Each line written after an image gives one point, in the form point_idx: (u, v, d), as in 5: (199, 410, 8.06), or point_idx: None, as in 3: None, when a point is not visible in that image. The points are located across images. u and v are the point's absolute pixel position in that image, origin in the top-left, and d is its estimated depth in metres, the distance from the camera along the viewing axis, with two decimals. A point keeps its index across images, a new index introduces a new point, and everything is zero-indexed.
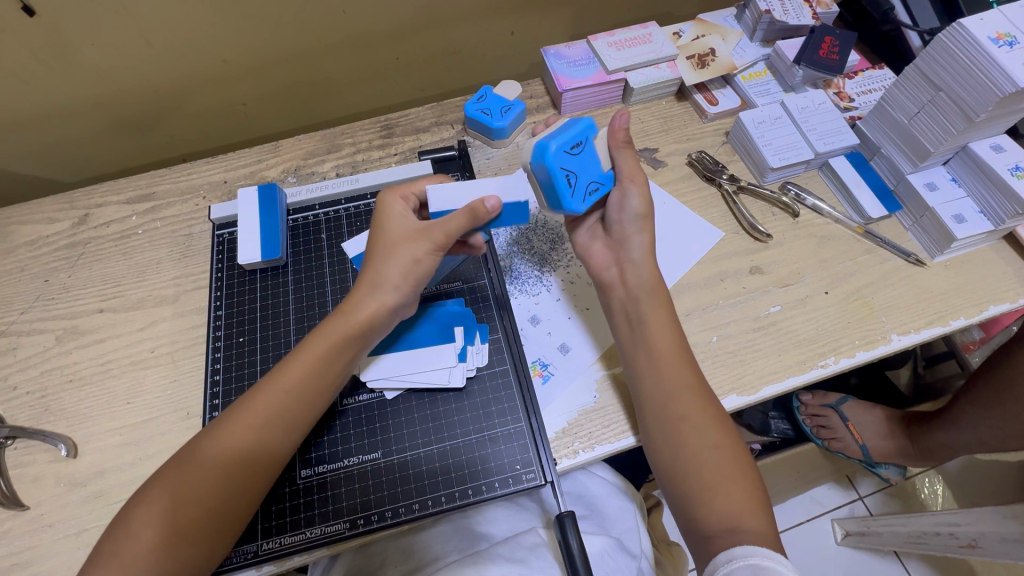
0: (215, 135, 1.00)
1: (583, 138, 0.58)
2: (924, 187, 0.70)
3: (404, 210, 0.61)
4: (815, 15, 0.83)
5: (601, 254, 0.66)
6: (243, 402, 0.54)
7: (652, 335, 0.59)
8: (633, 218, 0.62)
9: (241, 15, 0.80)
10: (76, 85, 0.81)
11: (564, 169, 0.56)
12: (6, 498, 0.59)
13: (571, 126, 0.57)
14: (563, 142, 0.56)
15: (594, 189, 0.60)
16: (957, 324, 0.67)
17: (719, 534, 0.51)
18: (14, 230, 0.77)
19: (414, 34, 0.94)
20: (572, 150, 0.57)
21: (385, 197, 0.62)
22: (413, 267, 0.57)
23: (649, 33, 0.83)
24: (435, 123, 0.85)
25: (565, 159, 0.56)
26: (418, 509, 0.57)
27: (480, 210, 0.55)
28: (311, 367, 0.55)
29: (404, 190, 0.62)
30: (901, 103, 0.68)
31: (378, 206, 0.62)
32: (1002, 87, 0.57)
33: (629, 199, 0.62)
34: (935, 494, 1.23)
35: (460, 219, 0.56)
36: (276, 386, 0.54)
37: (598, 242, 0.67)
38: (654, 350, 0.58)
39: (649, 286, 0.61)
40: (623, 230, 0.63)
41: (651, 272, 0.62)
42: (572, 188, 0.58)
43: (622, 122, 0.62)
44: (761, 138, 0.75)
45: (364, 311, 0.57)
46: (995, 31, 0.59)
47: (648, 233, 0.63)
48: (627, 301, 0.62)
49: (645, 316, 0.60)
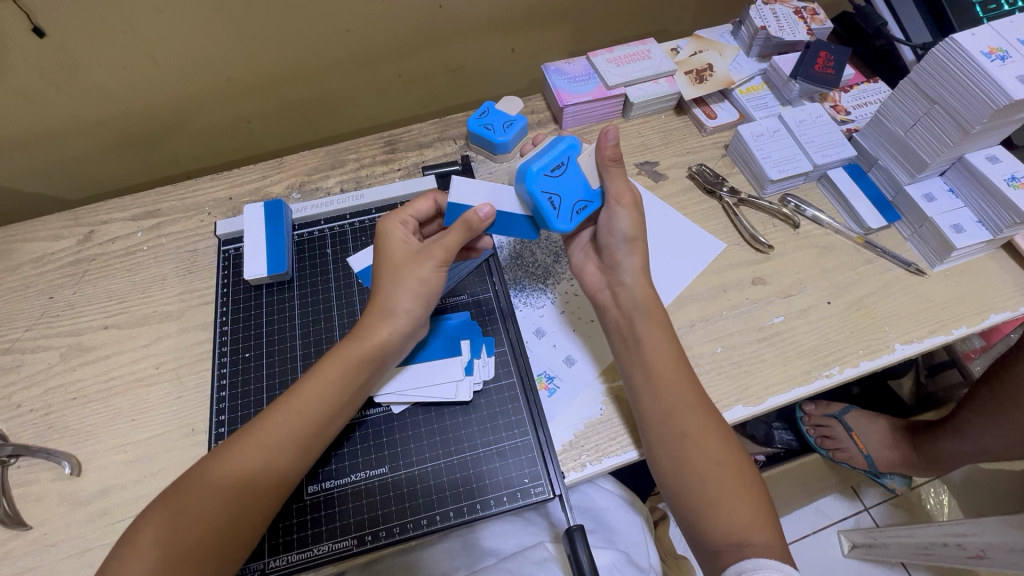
0: (219, 152, 1.01)
1: (565, 158, 0.59)
2: (922, 198, 0.71)
3: (404, 235, 0.62)
4: (810, 31, 0.85)
5: (594, 275, 0.67)
6: (256, 423, 0.54)
7: (649, 353, 0.59)
8: (623, 240, 0.62)
9: (247, 34, 0.81)
10: (83, 104, 0.82)
11: (545, 192, 0.58)
12: (9, 518, 0.59)
13: (552, 148, 0.59)
14: (543, 165, 0.57)
15: (580, 207, 0.60)
16: (959, 333, 0.67)
17: (727, 549, 0.51)
18: (18, 247, 0.77)
19: (417, 51, 0.95)
20: (552, 172, 0.58)
21: (385, 223, 0.63)
22: (421, 287, 0.58)
23: (647, 49, 0.85)
24: (438, 139, 0.86)
25: (545, 182, 0.58)
26: (425, 524, 0.57)
27: (474, 221, 0.57)
28: (325, 389, 0.55)
29: (402, 215, 0.63)
30: (897, 116, 0.70)
31: (379, 233, 0.62)
32: (995, 100, 0.58)
33: (617, 221, 0.62)
34: (941, 504, 1.23)
35: (457, 234, 0.57)
36: (289, 408, 0.54)
37: (591, 262, 0.67)
38: (650, 370, 0.58)
39: (642, 306, 0.61)
40: (612, 254, 0.64)
41: (644, 292, 0.62)
42: (556, 209, 0.59)
43: (610, 140, 0.58)
44: (760, 150, 0.76)
45: (378, 334, 0.57)
46: (988, 45, 0.60)
47: (638, 254, 0.63)
48: (621, 321, 0.62)
49: (639, 335, 0.60)
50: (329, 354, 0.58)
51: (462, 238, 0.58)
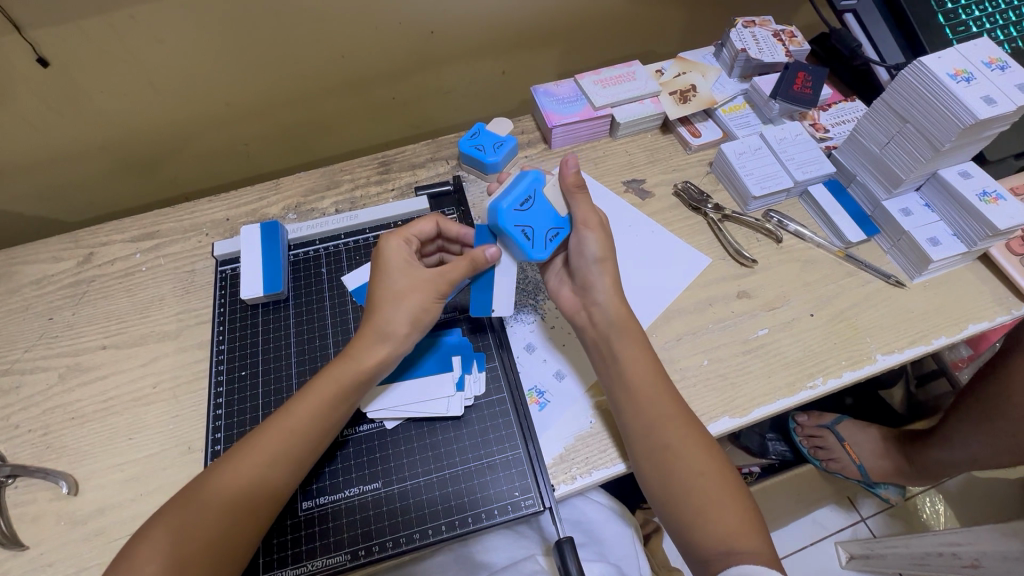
0: (217, 174, 1.03)
1: (530, 192, 0.63)
2: (899, 212, 0.73)
3: (406, 254, 0.63)
4: (789, 52, 0.88)
5: (570, 298, 0.68)
6: (249, 442, 0.55)
7: (626, 369, 0.60)
8: (592, 262, 0.64)
9: (244, 61, 0.84)
10: (84, 129, 0.85)
11: (517, 226, 0.62)
12: (6, 539, 0.59)
13: (517, 185, 0.63)
14: (511, 201, 0.62)
15: (552, 235, 0.64)
16: (939, 343, 0.69)
17: (714, 558, 0.52)
18: (18, 270, 0.79)
19: (410, 75, 0.98)
20: (521, 207, 0.63)
21: (388, 242, 0.63)
22: (421, 314, 0.60)
23: (633, 71, 0.88)
24: (431, 159, 0.88)
25: (514, 216, 0.62)
26: (418, 538, 0.58)
27: (479, 260, 0.62)
28: (317, 407, 0.57)
29: (405, 234, 0.64)
30: (872, 134, 0.72)
31: (379, 251, 0.63)
32: (962, 119, 0.61)
33: (585, 244, 0.64)
34: (937, 514, 1.23)
35: (461, 265, 0.61)
36: (282, 426, 0.56)
37: (566, 285, 0.69)
38: (628, 385, 0.60)
39: (617, 323, 0.62)
40: (585, 274, 0.65)
41: (618, 309, 0.63)
42: (530, 240, 0.62)
43: (571, 168, 0.63)
44: (742, 168, 0.78)
45: (372, 356, 0.58)
46: (953, 67, 0.63)
47: (609, 273, 0.64)
48: (598, 339, 0.64)
49: (616, 351, 0.61)
50: (322, 372, 0.59)
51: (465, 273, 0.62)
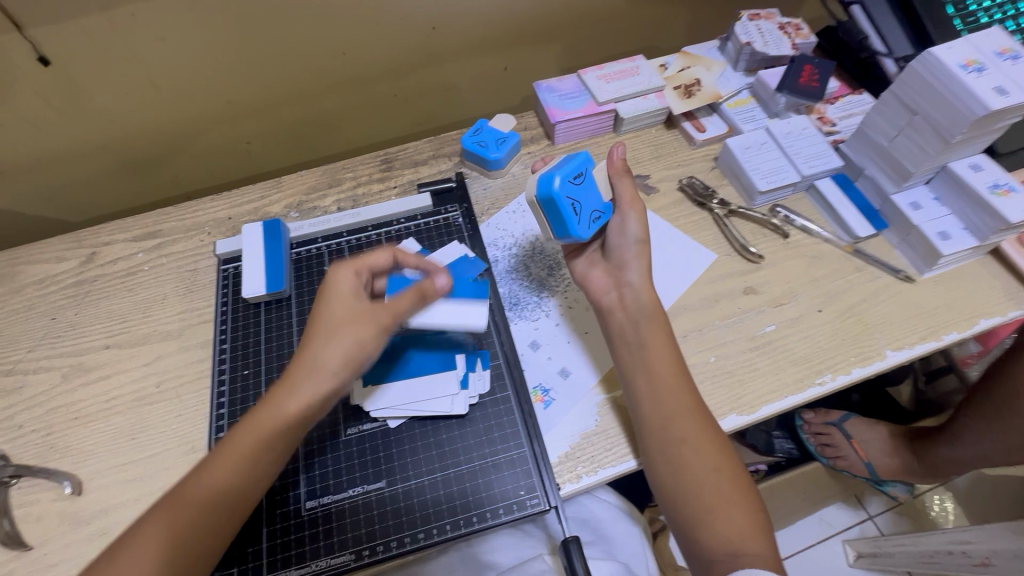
0: (219, 173, 1.03)
1: (583, 169, 0.63)
2: (909, 206, 0.72)
3: (355, 285, 0.60)
4: (794, 45, 0.87)
5: (600, 280, 0.67)
6: (218, 449, 0.54)
7: (652, 356, 0.60)
8: (633, 242, 0.65)
9: (245, 59, 0.84)
10: (85, 129, 0.84)
11: (570, 199, 0.61)
12: (10, 539, 0.59)
13: (572, 160, 0.63)
14: (567, 174, 0.61)
15: (596, 217, 0.65)
16: (950, 339, 0.68)
17: (722, 558, 0.51)
18: (21, 269, 0.79)
19: (411, 72, 0.97)
20: (574, 180, 0.62)
21: (338, 270, 0.61)
22: (355, 350, 0.56)
23: (636, 66, 0.87)
24: (433, 156, 0.88)
25: (569, 189, 0.61)
26: (423, 538, 0.57)
27: (429, 290, 0.59)
28: (279, 421, 0.54)
29: (358, 265, 0.62)
30: (880, 127, 0.71)
31: (328, 281, 0.61)
32: (974, 110, 0.60)
33: (628, 224, 0.65)
34: (946, 512, 1.22)
35: (407, 300, 0.58)
36: (248, 437, 0.53)
37: (597, 268, 0.68)
38: (653, 373, 0.59)
39: (648, 309, 0.62)
40: (621, 254, 0.65)
41: (650, 296, 0.63)
42: (578, 216, 0.62)
43: (620, 155, 0.67)
44: (748, 163, 0.78)
45: (340, 356, 0.56)
46: (964, 58, 0.62)
47: (644, 258, 0.65)
48: (627, 324, 0.63)
49: (644, 337, 0.61)
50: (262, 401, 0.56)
51: (412, 306, 0.58)
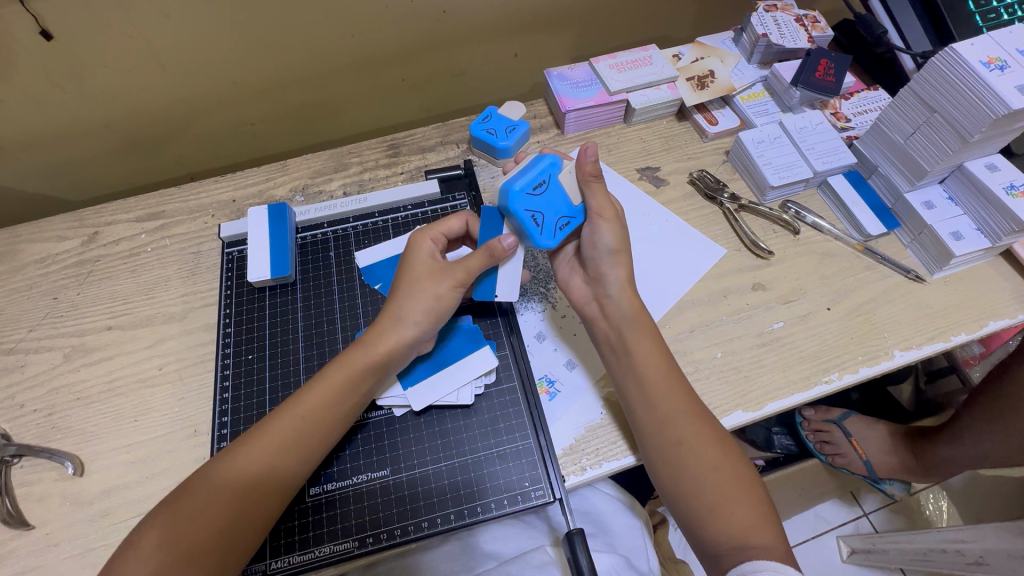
0: (224, 154, 1.02)
1: (545, 175, 0.61)
2: (922, 205, 0.71)
3: (431, 250, 0.62)
4: (811, 38, 0.86)
5: (581, 288, 0.67)
6: (262, 426, 0.54)
7: (638, 364, 0.59)
8: (607, 252, 0.63)
9: (253, 40, 0.82)
10: (88, 106, 0.83)
11: (528, 210, 0.60)
12: (12, 518, 0.59)
13: (533, 167, 0.61)
14: (524, 184, 0.60)
15: (563, 223, 0.62)
16: (958, 340, 0.68)
17: (728, 552, 0.51)
18: (23, 248, 0.78)
19: (420, 56, 0.96)
20: (534, 190, 0.60)
21: (416, 236, 0.63)
22: (436, 303, 0.59)
23: (649, 56, 0.86)
24: (441, 142, 0.86)
25: (527, 200, 0.60)
26: (427, 527, 0.57)
27: (497, 251, 0.59)
28: (329, 396, 0.56)
29: (434, 232, 0.64)
30: (897, 124, 0.71)
31: (407, 246, 0.63)
32: (994, 109, 0.59)
33: (600, 235, 0.63)
34: (940, 510, 1.23)
35: (480, 257, 0.59)
36: (294, 413, 0.55)
37: (578, 275, 0.67)
38: (642, 381, 0.58)
39: (630, 316, 0.61)
40: (597, 265, 0.64)
41: (630, 303, 0.62)
42: (540, 226, 0.61)
43: (589, 156, 0.60)
44: (761, 157, 0.77)
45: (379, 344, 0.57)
46: (987, 55, 0.61)
47: (623, 266, 0.63)
48: (610, 333, 0.62)
49: (630, 344, 0.60)
50: (336, 360, 0.59)
51: (483, 264, 0.59)
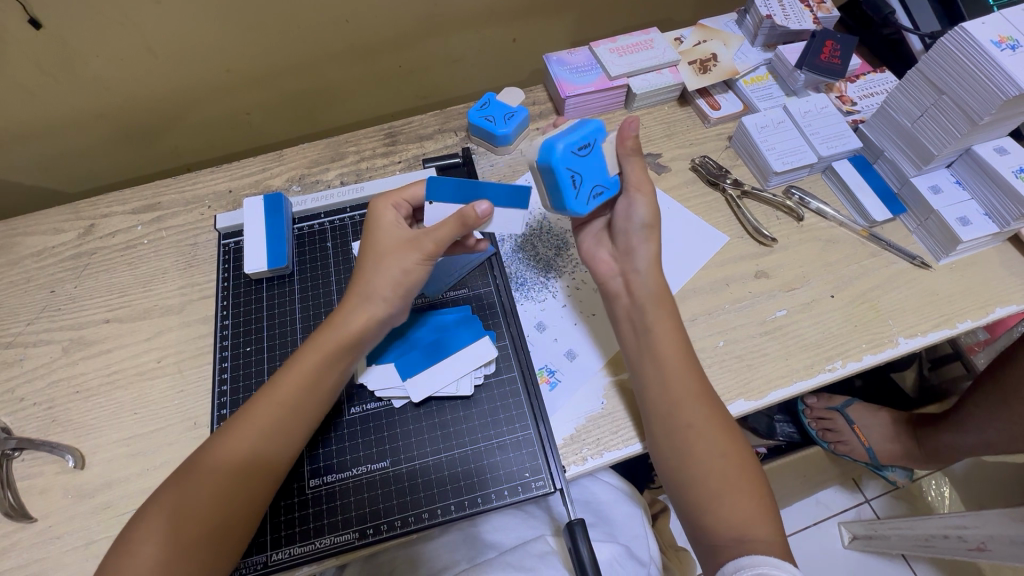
0: (221, 144, 1.01)
1: (592, 139, 0.57)
2: (928, 190, 0.70)
3: (393, 218, 0.61)
4: (816, 19, 0.84)
5: (606, 262, 0.65)
6: (242, 411, 0.54)
7: (659, 342, 0.58)
8: (640, 227, 0.62)
9: (246, 27, 0.81)
10: (81, 97, 0.82)
11: (569, 170, 0.56)
12: (14, 511, 0.59)
13: (582, 127, 0.57)
14: (571, 144, 0.55)
15: (598, 192, 0.60)
16: (963, 327, 0.67)
17: (728, 543, 0.51)
18: (18, 241, 0.77)
19: (416, 42, 0.94)
20: (578, 151, 0.56)
21: (378, 205, 0.62)
22: (403, 278, 0.57)
23: (651, 39, 0.83)
24: (438, 130, 0.85)
25: (571, 161, 0.56)
26: (427, 518, 0.57)
27: (471, 218, 0.55)
28: (303, 381, 0.55)
29: (395, 198, 0.62)
30: (904, 107, 0.69)
31: (370, 212, 0.62)
32: (1005, 90, 0.58)
33: (635, 207, 0.61)
34: (942, 497, 1.23)
35: (449, 227, 0.56)
36: (271, 400, 0.54)
37: (603, 248, 0.66)
38: (659, 360, 0.58)
39: (655, 293, 0.60)
40: (628, 239, 0.63)
41: (657, 281, 0.61)
42: (577, 189, 0.57)
43: (632, 130, 0.58)
44: (764, 142, 0.75)
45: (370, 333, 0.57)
46: (998, 34, 0.59)
47: (654, 242, 0.62)
48: (632, 309, 0.61)
49: (651, 320, 0.59)
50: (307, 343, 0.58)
51: (454, 232, 0.56)
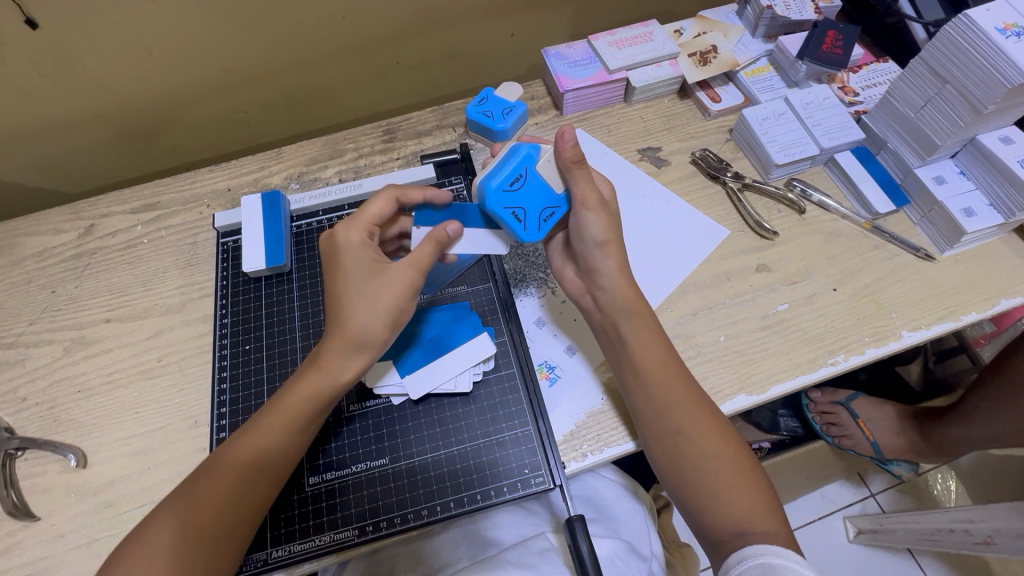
0: (220, 143, 1.01)
1: (521, 171, 0.58)
2: (932, 180, 0.69)
3: (371, 246, 0.58)
4: (818, 9, 0.83)
5: (574, 280, 0.65)
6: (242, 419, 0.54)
7: (635, 354, 0.58)
8: (594, 245, 0.60)
9: (242, 24, 0.80)
10: (79, 97, 0.82)
11: (507, 208, 0.57)
12: (17, 510, 0.60)
13: (508, 161, 0.58)
14: (500, 181, 0.57)
15: (548, 215, 0.58)
16: (968, 319, 0.66)
17: (729, 538, 0.50)
18: (20, 242, 0.77)
19: (414, 38, 0.94)
20: (510, 186, 0.57)
21: (349, 233, 0.58)
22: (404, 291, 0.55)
23: (649, 31, 0.82)
24: (437, 126, 0.85)
25: (505, 198, 0.57)
26: (427, 514, 0.57)
27: (444, 239, 0.57)
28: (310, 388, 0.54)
29: (364, 224, 0.58)
30: (907, 96, 0.68)
31: (341, 245, 0.57)
32: (1009, 79, 0.57)
33: (588, 225, 0.59)
34: (949, 490, 1.22)
35: (427, 250, 0.56)
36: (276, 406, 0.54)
37: (570, 265, 0.65)
38: (637, 371, 0.57)
39: (624, 307, 0.60)
40: (588, 256, 0.61)
41: (626, 292, 0.60)
42: (523, 222, 0.57)
43: (567, 142, 0.55)
44: (765, 134, 0.74)
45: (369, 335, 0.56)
46: (1003, 21, 0.58)
47: (614, 255, 0.60)
48: (606, 324, 0.61)
49: (626, 336, 0.59)
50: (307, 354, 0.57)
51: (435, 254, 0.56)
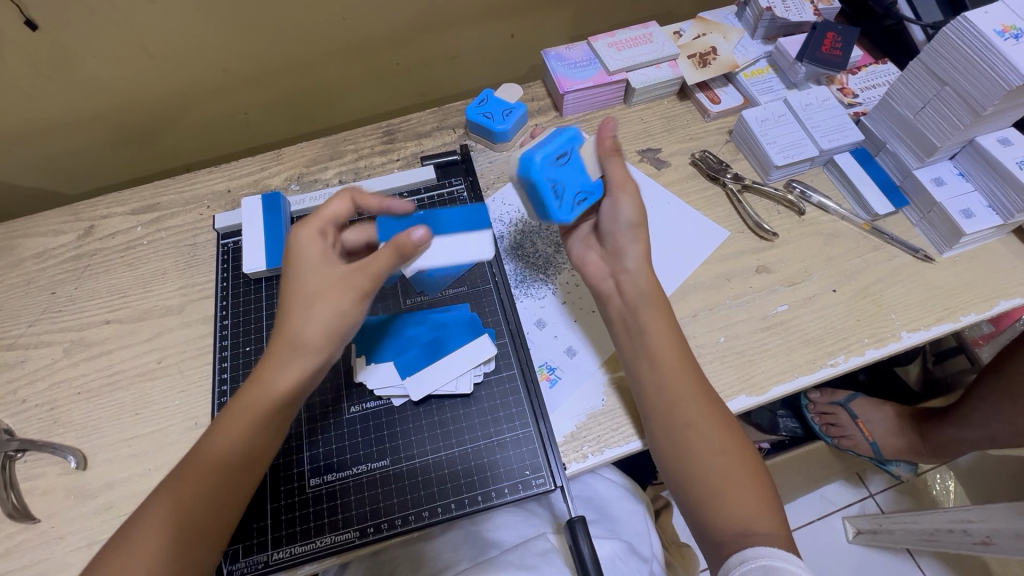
0: (220, 144, 1.01)
1: (567, 148, 0.59)
2: (931, 182, 0.69)
3: (325, 248, 0.56)
4: (817, 11, 0.83)
5: (596, 264, 0.65)
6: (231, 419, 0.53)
7: (654, 343, 0.58)
8: (627, 227, 0.61)
9: (241, 25, 0.80)
10: (79, 98, 0.82)
11: (551, 180, 0.58)
12: (17, 512, 0.59)
13: (557, 137, 0.59)
14: (548, 153, 0.58)
15: (581, 198, 0.61)
16: (967, 320, 0.66)
17: (730, 539, 0.50)
18: (19, 243, 0.77)
19: (414, 39, 0.94)
20: (557, 161, 0.59)
21: (302, 231, 0.56)
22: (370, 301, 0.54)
23: (649, 33, 0.83)
24: (437, 128, 0.85)
25: (550, 171, 0.58)
26: (427, 516, 0.57)
27: (405, 246, 0.53)
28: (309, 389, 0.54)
29: (320, 224, 0.57)
30: (906, 98, 0.68)
31: (293, 244, 0.56)
32: (1008, 80, 0.57)
33: (620, 207, 0.61)
34: (948, 490, 1.22)
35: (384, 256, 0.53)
36: None
37: (592, 251, 0.66)
38: (655, 360, 0.57)
39: (647, 293, 0.60)
40: (616, 240, 0.62)
41: (649, 279, 0.60)
42: (559, 199, 0.59)
43: (610, 130, 0.61)
44: (764, 136, 0.74)
45: None
46: (1001, 23, 0.58)
47: (642, 241, 0.61)
48: (625, 312, 0.61)
49: (645, 324, 0.59)
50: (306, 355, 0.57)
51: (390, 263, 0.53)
